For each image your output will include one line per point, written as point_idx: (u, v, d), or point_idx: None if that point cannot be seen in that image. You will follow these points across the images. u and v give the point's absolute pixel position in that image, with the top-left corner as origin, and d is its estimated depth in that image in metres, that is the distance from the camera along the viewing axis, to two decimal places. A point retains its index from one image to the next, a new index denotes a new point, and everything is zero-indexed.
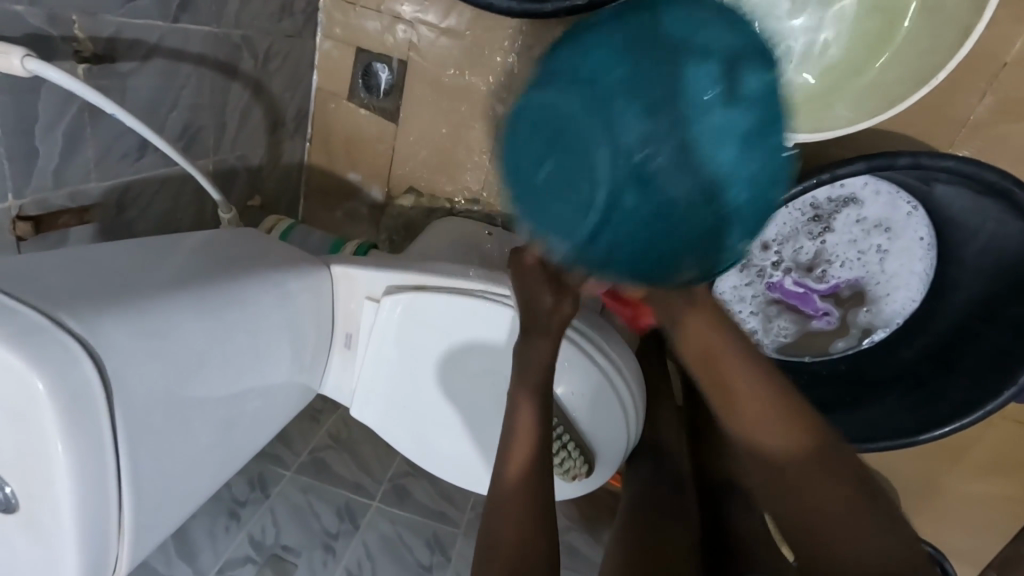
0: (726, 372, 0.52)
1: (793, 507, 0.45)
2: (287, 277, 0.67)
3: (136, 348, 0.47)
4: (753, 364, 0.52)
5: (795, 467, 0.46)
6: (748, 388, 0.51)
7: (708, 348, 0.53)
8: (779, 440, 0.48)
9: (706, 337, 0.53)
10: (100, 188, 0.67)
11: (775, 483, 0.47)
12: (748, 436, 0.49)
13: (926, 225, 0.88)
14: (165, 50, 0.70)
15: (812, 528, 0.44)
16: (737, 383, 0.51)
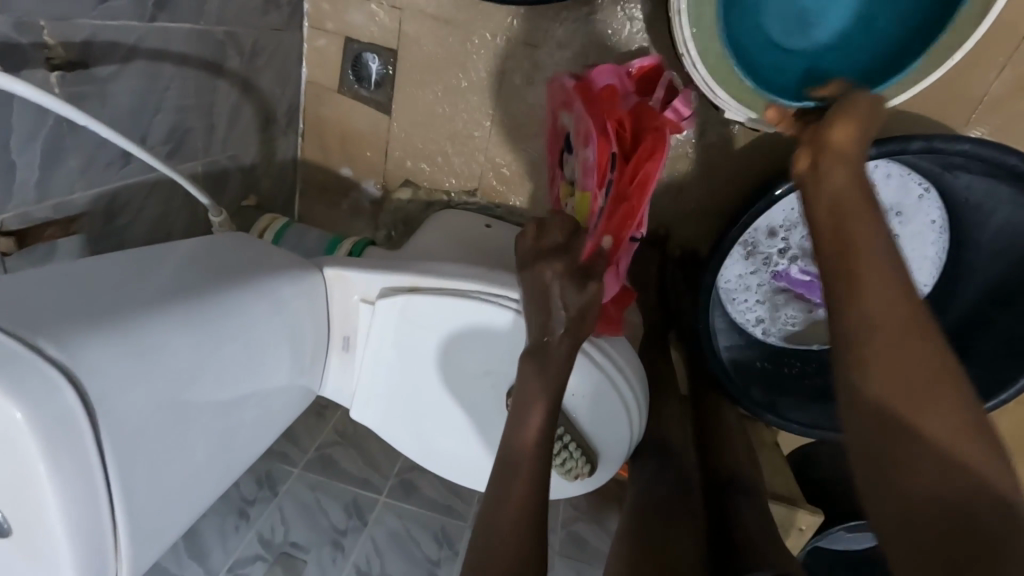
0: (866, 269, 0.48)
1: (906, 404, 0.41)
2: (280, 285, 0.66)
3: (115, 371, 0.46)
4: (891, 257, 0.48)
5: (904, 384, 0.42)
6: (880, 278, 0.47)
7: (858, 241, 0.49)
8: (905, 340, 0.44)
9: (862, 229, 0.49)
10: (86, 198, 0.65)
11: (888, 377, 0.43)
12: (871, 325, 0.45)
13: (938, 207, 0.85)
14: (146, 51, 0.68)
15: (915, 432, 0.40)
16: (873, 281, 0.47)
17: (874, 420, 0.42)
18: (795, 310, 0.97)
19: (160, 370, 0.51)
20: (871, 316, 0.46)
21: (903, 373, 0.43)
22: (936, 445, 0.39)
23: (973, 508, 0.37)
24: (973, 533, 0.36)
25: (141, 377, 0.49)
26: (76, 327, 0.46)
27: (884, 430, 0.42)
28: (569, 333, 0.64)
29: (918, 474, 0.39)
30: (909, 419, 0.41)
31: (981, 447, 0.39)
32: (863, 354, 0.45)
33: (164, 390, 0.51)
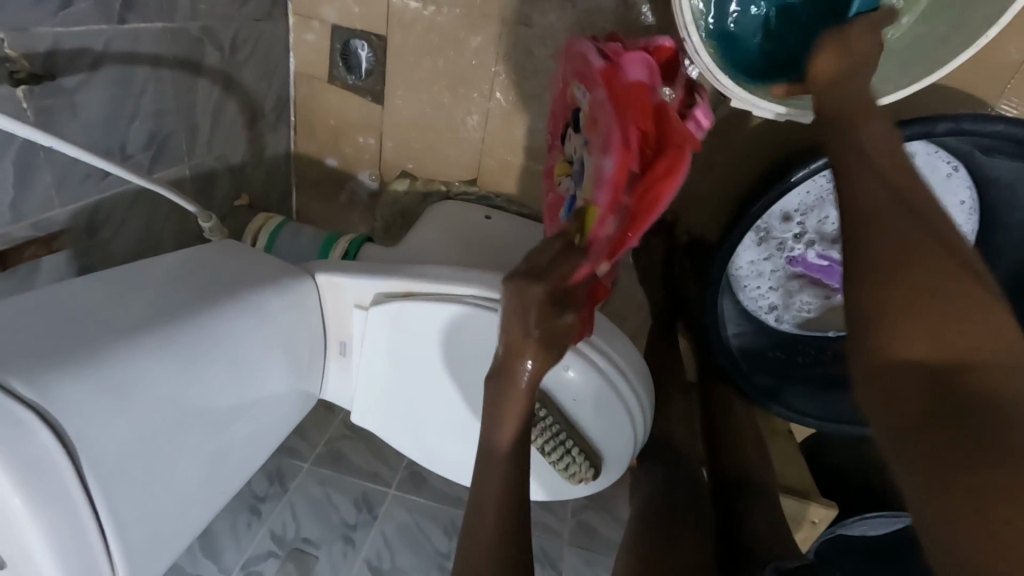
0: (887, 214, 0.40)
1: (941, 363, 0.33)
2: (266, 298, 0.64)
3: (88, 407, 0.46)
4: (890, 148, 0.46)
5: (937, 338, 0.34)
6: (879, 164, 0.44)
7: (881, 189, 0.42)
8: (908, 214, 0.40)
9: (881, 178, 0.42)
10: (65, 214, 0.64)
11: (920, 333, 0.35)
12: (872, 203, 0.42)
13: (967, 186, 0.79)
14: (114, 55, 0.65)
15: (916, 306, 0.36)
16: (896, 228, 0.39)
17: (871, 300, 0.38)
18: (811, 296, 0.92)
19: (140, 400, 0.50)
20: (868, 196, 0.42)
21: (907, 245, 0.38)
22: (936, 317, 0.35)
23: (965, 377, 0.32)
24: (959, 397, 0.32)
25: (121, 410, 0.48)
26: (48, 365, 0.45)
27: (880, 309, 0.37)
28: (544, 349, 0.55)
29: (912, 348, 0.35)
30: (908, 289, 0.37)
31: (989, 319, 0.34)
32: (860, 231, 0.41)
33: (147, 421, 0.50)
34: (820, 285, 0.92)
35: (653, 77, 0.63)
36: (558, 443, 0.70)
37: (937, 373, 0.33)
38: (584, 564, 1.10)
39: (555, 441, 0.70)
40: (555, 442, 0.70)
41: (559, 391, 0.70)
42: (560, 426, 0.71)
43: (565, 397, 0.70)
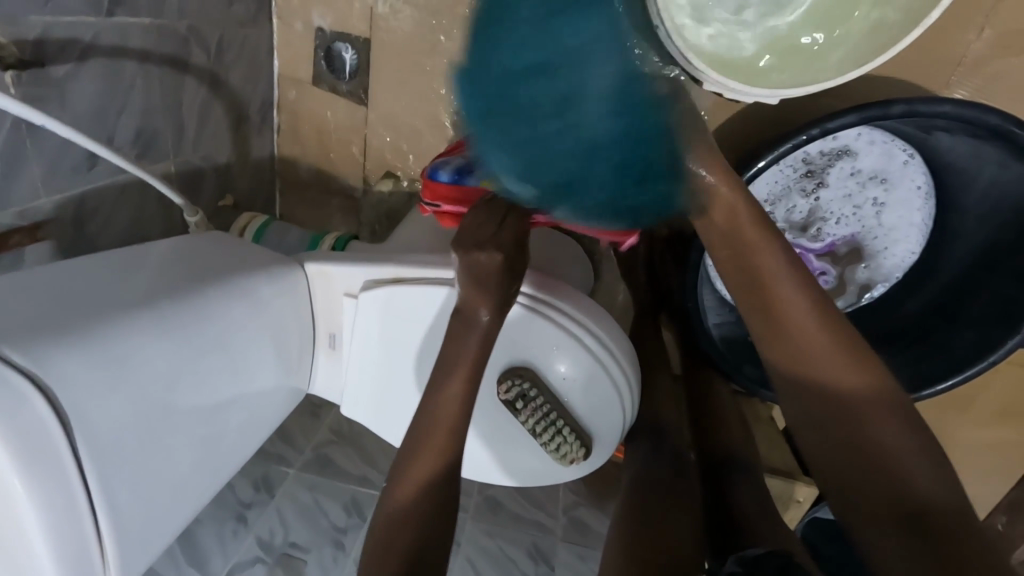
0: (785, 311, 0.55)
1: (882, 472, 0.48)
2: (259, 283, 0.65)
3: (91, 380, 0.47)
4: (806, 291, 0.55)
5: (887, 442, 0.48)
6: (803, 314, 0.54)
7: (772, 290, 0.56)
8: (843, 376, 0.52)
9: (775, 280, 0.56)
10: (52, 203, 0.64)
11: (850, 425, 0.50)
12: (802, 368, 0.54)
13: (923, 172, 0.86)
14: (102, 48, 0.66)
15: (879, 465, 0.48)
16: (794, 323, 0.55)
17: (830, 434, 0.51)
18: None
19: (135, 379, 0.51)
20: (791, 354, 0.54)
21: (851, 411, 0.50)
22: (909, 476, 0.46)
23: (945, 532, 0.43)
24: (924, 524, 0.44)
25: (116, 387, 0.49)
26: (45, 339, 0.46)
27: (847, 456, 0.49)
28: (505, 269, 0.63)
29: (889, 510, 0.46)
30: (860, 449, 0.49)
31: (943, 478, 0.46)
32: (787, 388, 0.55)
33: (141, 400, 0.51)
34: None
35: None
36: (549, 423, 0.71)
37: (916, 528, 0.44)
38: (576, 559, 1.11)
39: (545, 421, 0.71)
40: (546, 422, 0.71)
41: (550, 371, 0.71)
42: (551, 406, 0.72)
43: (554, 377, 0.71)
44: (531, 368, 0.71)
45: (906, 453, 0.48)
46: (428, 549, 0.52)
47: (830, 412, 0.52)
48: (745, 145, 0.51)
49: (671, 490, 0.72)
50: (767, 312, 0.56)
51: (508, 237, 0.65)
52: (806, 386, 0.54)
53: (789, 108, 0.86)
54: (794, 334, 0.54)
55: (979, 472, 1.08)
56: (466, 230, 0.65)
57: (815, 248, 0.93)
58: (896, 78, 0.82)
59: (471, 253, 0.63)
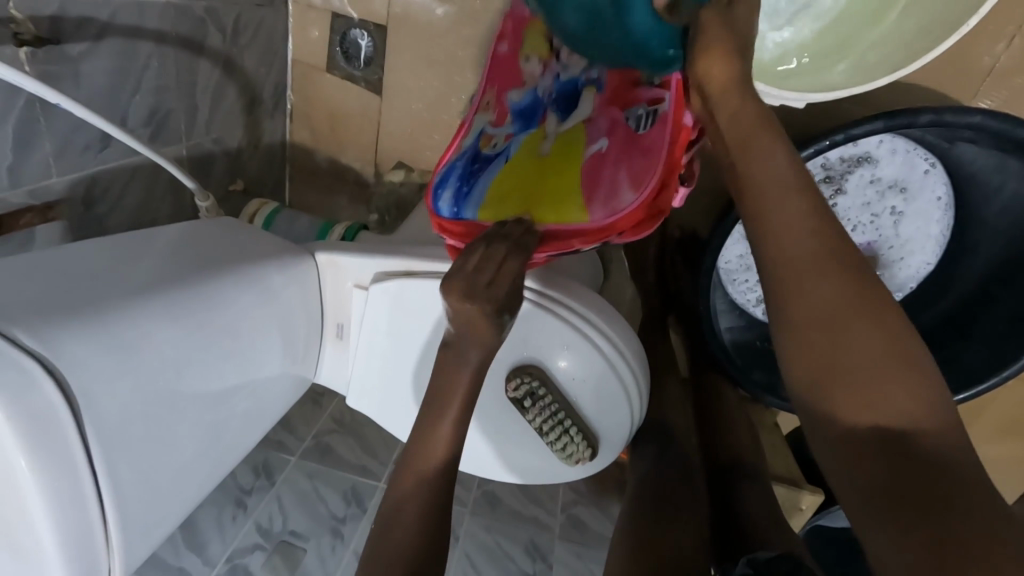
0: (767, 198, 0.45)
1: (864, 390, 0.39)
2: (269, 272, 0.64)
3: (102, 366, 0.47)
4: (805, 192, 0.44)
5: (870, 354, 0.39)
6: (803, 223, 0.43)
7: (755, 173, 0.46)
8: (830, 282, 0.41)
9: (757, 159, 0.47)
10: (63, 183, 0.63)
11: (837, 340, 0.40)
12: (791, 271, 0.43)
13: (943, 183, 0.84)
14: (119, 27, 0.65)
15: (871, 398, 0.39)
16: (777, 210, 0.44)
17: (807, 346, 0.41)
18: None
19: (144, 365, 0.50)
20: (789, 265, 0.43)
21: (842, 326, 0.40)
22: (894, 399, 0.38)
23: (918, 455, 0.37)
24: (904, 447, 0.37)
25: (125, 372, 0.48)
26: (55, 322, 0.45)
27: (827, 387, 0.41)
28: (500, 306, 0.54)
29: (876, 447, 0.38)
30: (851, 381, 0.40)
31: (941, 405, 0.39)
32: (784, 312, 0.43)
33: (148, 386, 0.50)
34: None
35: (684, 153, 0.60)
36: (557, 423, 0.71)
37: (900, 463, 0.37)
38: (574, 558, 1.11)
39: (553, 420, 0.71)
40: (553, 421, 0.71)
41: (559, 371, 0.71)
42: (559, 406, 0.71)
43: (564, 378, 0.71)
44: (540, 367, 0.71)
45: (893, 371, 0.39)
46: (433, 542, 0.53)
47: (827, 345, 0.41)
48: (714, 37, 0.50)
49: (677, 495, 0.71)
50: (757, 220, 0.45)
51: (505, 284, 0.55)
52: (804, 310, 0.42)
53: (810, 113, 0.85)
54: (784, 248, 0.43)
55: None
56: (453, 272, 0.56)
57: None
58: (921, 86, 0.81)
59: (462, 292, 0.54)
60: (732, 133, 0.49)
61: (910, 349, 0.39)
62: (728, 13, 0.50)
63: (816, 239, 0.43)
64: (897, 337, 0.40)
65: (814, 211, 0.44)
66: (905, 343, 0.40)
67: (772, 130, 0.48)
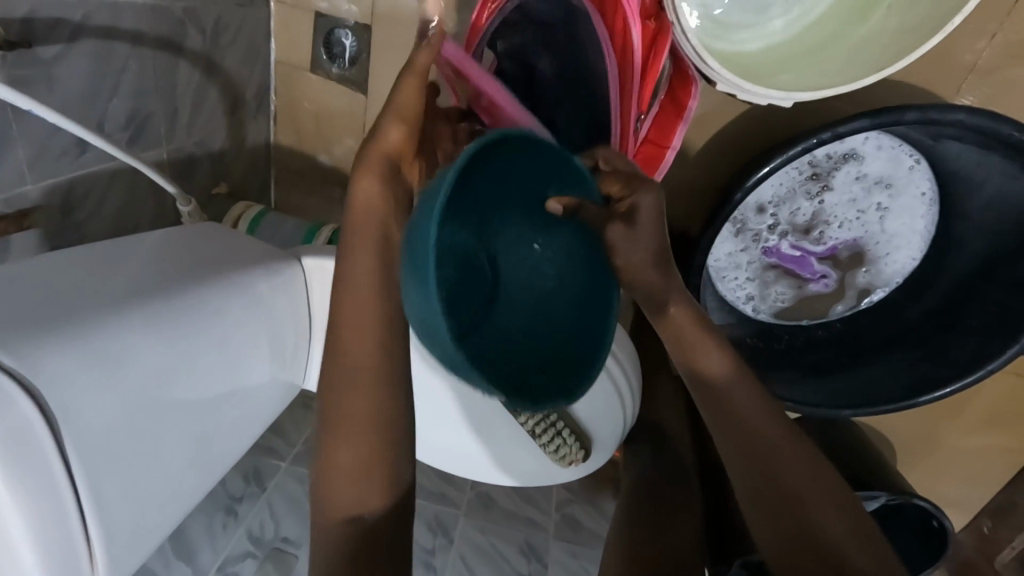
0: (709, 372, 0.54)
1: (809, 534, 0.51)
2: (253, 278, 0.63)
3: (83, 379, 0.45)
4: (735, 364, 0.55)
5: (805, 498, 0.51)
6: (738, 387, 0.54)
7: (694, 352, 0.54)
8: (764, 441, 0.53)
9: (695, 337, 0.54)
10: (39, 190, 0.61)
11: (779, 491, 0.52)
12: (737, 434, 0.53)
13: (928, 178, 0.85)
14: (93, 28, 0.62)
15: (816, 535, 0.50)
16: (719, 383, 0.54)
17: (760, 494, 0.53)
18: (785, 286, 0.96)
19: (128, 377, 0.49)
20: (735, 430, 0.53)
21: (783, 478, 0.52)
22: (833, 539, 0.50)
23: None
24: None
25: (107, 385, 0.47)
26: (32, 336, 0.44)
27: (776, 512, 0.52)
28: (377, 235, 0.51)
29: (803, 552, 0.50)
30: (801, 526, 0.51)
31: (865, 534, 0.51)
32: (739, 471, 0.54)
33: (133, 399, 0.49)
34: (794, 276, 0.96)
35: None
36: (550, 425, 0.71)
37: None
38: (568, 557, 1.11)
39: (546, 423, 0.71)
40: (547, 424, 0.71)
41: None
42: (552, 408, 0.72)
43: None
44: None
45: (825, 509, 0.51)
46: (400, 536, 0.51)
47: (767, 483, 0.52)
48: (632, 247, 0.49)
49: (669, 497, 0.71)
50: (707, 391, 0.55)
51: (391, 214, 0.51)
52: (752, 470, 0.53)
53: (798, 110, 0.85)
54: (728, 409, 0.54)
55: (966, 477, 1.09)
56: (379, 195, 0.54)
57: (817, 252, 0.93)
58: (907, 83, 0.81)
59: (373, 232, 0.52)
60: (676, 336, 0.55)
61: (831, 486, 0.52)
62: (632, 232, 0.48)
63: (750, 404, 0.54)
64: (821, 478, 0.52)
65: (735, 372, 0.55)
66: (829, 486, 0.52)
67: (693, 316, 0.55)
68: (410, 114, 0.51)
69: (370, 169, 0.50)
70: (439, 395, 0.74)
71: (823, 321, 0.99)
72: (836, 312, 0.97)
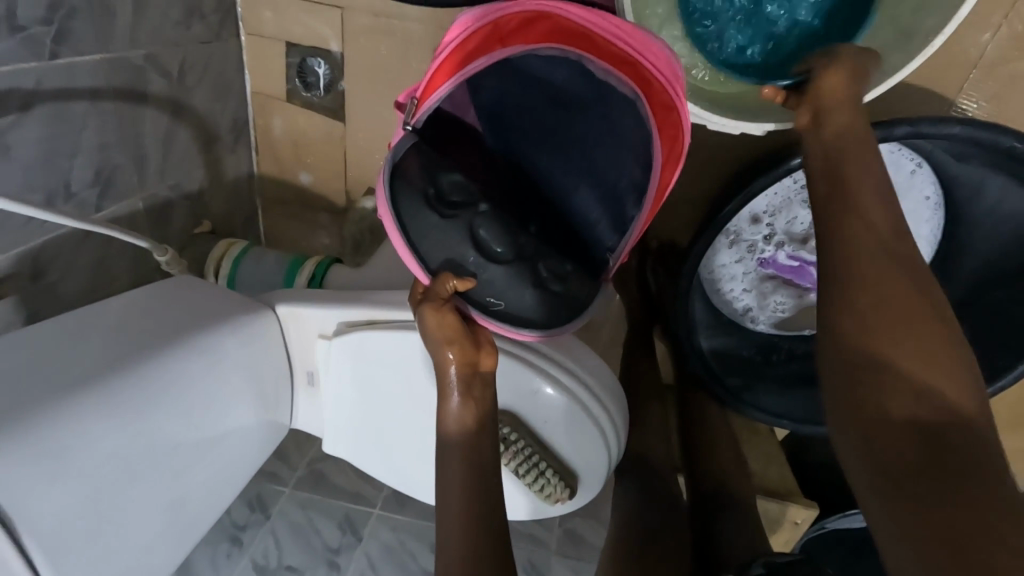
0: (848, 177, 0.50)
1: (888, 358, 0.42)
2: (219, 337, 0.62)
3: (29, 477, 0.47)
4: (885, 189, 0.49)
5: (912, 323, 0.42)
6: (872, 213, 0.48)
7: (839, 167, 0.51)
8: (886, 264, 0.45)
9: (853, 160, 0.50)
10: (7, 260, 0.62)
11: (880, 306, 0.44)
12: (853, 237, 0.47)
13: (931, 182, 0.79)
14: (47, 93, 0.62)
15: (903, 372, 0.41)
16: (854, 189, 0.49)
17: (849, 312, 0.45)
18: (785, 296, 0.92)
19: (80, 464, 0.50)
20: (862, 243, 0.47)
21: (891, 302, 0.44)
22: (928, 377, 0.41)
23: (950, 443, 0.38)
24: (933, 436, 0.38)
25: (55, 476, 0.48)
26: None
27: (852, 366, 0.43)
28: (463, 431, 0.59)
29: (867, 380, 0.42)
30: (896, 358, 0.42)
31: (970, 406, 0.40)
32: (850, 286, 0.45)
33: (87, 482, 0.50)
34: (793, 285, 0.92)
35: (670, 134, 0.63)
36: (531, 465, 0.69)
37: (927, 436, 0.39)
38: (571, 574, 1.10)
39: (528, 464, 0.69)
40: (528, 464, 0.69)
41: (534, 413, 0.69)
42: (531, 447, 0.69)
43: (537, 421, 0.69)
44: (513, 412, 0.69)
45: (923, 347, 0.42)
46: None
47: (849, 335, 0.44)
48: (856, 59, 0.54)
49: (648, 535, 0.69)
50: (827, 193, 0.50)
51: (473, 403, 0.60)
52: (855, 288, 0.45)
53: None
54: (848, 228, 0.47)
55: None
56: (445, 383, 0.61)
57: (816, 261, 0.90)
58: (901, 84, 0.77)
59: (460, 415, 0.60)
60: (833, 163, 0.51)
61: (951, 345, 0.42)
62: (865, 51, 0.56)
63: (884, 223, 0.47)
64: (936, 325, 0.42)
65: (886, 208, 0.48)
66: (950, 339, 0.42)
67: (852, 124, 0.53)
68: (456, 338, 0.60)
69: (453, 391, 0.60)
70: (419, 437, 0.73)
71: None
72: None
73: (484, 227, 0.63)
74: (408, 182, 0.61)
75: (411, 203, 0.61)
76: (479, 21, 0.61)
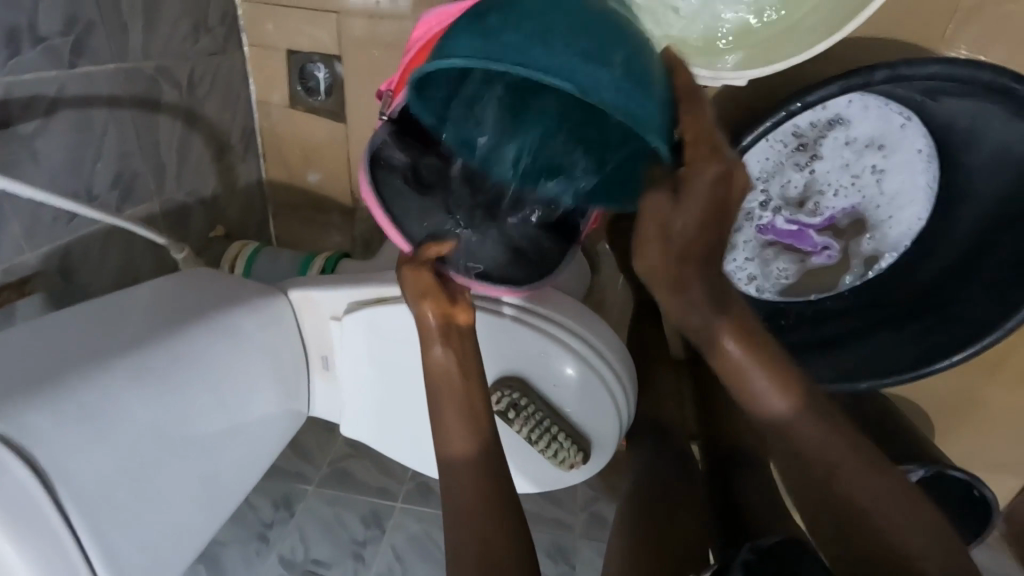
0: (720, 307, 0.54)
1: (845, 522, 0.49)
2: (237, 318, 0.65)
3: (74, 438, 0.49)
4: (713, 304, 0.54)
5: (840, 468, 0.50)
6: (761, 365, 0.52)
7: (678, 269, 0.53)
8: (796, 425, 0.51)
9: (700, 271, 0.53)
10: (37, 258, 0.66)
11: (817, 473, 0.50)
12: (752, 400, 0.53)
13: (923, 134, 0.80)
14: (68, 100, 0.67)
15: (863, 531, 0.48)
16: (705, 316, 0.54)
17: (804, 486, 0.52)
18: (787, 261, 0.92)
19: (116, 429, 0.52)
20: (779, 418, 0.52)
21: (812, 456, 0.51)
22: (874, 520, 0.48)
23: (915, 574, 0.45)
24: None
25: (96, 440, 0.51)
26: (16, 398, 0.47)
27: (838, 535, 0.50)
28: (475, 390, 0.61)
29: (842, 542, 0.49)
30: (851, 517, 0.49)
31: (910, 525, 0.47)
32: (790, 465, 0.52)
33: (126, 448, 0.53)
34: (795, 251, 0.92)
35: None
36: (544, 430, 0.70)
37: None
38: (597, 556, 1.10)
39: (540, 429, 0.70)
40: (540, 429, 0.70)
41: (544, 377, 0.70)
42: (543, 412, 0.70)
43: (547, 384, 0.70)
44: (521, 377, 0.71)
45: (862, 487, 0.49)
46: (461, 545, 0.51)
47: (772, 417, 0.53)
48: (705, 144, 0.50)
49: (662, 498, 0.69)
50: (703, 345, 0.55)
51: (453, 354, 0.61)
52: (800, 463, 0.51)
53: (774, 81, 0.83)
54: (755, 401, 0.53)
55: (1012, 437, 1.03)
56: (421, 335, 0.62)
57: (815, 224, 0.89)
58: (883, 37, 0.78)
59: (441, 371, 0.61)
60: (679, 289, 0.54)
61: (874, 472, 0.49)
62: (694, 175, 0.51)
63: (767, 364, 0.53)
64: (859, 459, 0.50)
65: (769, 357, 0.53)
66: (865, 465, 0.50)
67: (703, 263, 0.53)
68: (434, 293, 0.62)
69: (434, 342, 0.61)
70: None
71: (834, 294, 0.94)
72: (845, 284, 0.93)
73: (461, 213, 0.65)
74: (391, 168, 0.63)
75: (394, 187, 0.64)
76: (442, 23, 0.61)
